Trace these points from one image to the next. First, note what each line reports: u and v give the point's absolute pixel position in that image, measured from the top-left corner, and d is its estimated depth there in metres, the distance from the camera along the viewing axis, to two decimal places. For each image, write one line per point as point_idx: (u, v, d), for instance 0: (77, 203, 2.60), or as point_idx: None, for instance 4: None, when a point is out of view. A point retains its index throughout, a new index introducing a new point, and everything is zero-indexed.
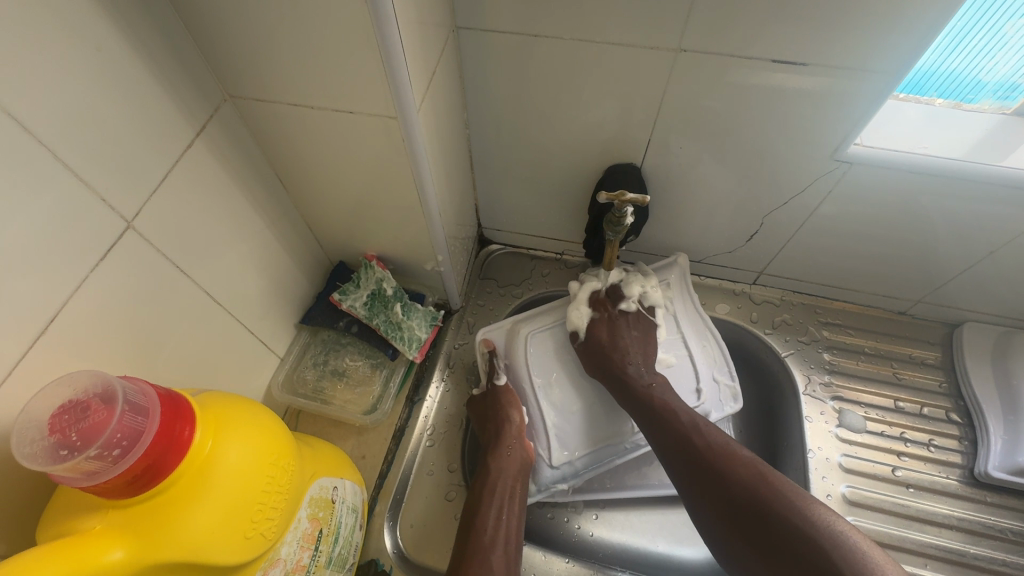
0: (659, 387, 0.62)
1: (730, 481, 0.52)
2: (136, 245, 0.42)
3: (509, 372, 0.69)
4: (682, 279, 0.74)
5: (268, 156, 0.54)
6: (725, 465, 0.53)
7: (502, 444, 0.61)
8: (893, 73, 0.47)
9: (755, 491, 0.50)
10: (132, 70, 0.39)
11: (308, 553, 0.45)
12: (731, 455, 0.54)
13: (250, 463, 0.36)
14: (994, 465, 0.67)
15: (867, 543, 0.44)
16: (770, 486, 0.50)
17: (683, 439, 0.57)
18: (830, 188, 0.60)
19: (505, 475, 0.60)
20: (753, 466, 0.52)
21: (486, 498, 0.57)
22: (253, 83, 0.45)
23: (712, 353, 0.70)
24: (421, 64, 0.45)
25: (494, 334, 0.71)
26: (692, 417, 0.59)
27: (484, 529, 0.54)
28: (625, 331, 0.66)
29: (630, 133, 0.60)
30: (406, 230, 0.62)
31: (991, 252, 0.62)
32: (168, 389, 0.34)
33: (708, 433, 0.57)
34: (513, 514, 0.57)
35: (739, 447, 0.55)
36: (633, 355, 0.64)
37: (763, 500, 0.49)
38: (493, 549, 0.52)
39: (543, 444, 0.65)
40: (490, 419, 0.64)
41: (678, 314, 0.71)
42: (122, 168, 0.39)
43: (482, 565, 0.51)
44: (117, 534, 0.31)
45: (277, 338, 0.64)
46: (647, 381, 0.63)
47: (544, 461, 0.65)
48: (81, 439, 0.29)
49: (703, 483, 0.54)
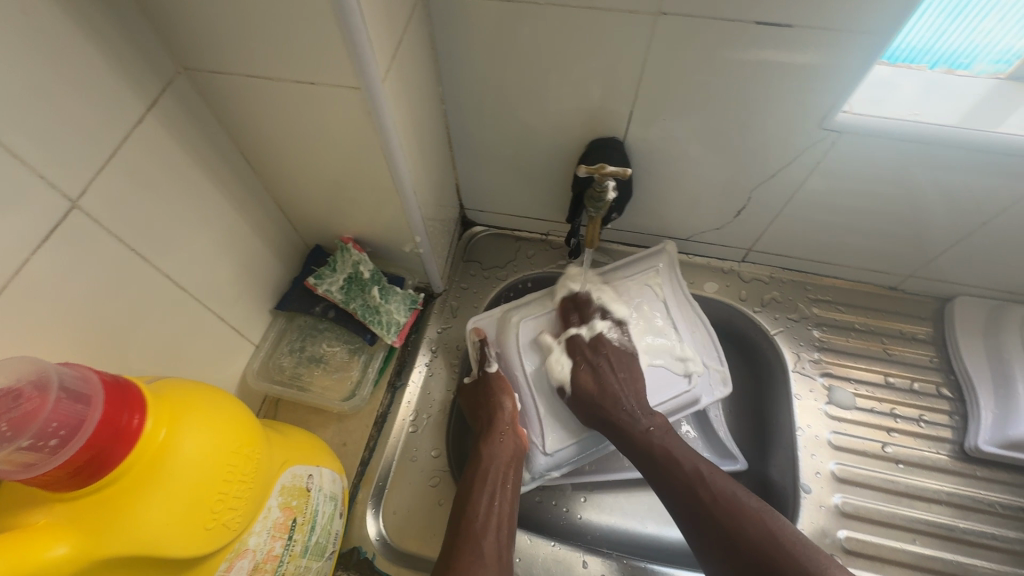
0: (658, 431, 0.59)
1: (740, 540, 0.49)
2: (87, 227, 0.39)
3: (501, 362, 0.67)
4: (671, 267, 0.72)
5: (231, 133, 0.51)
6: (734, 521, 0.50)
7: (495, 431, 0.60)
8: (884, 34, 0.45)
9: (766, 557, 0.47)
10: (68, 37, 0.36)
11: (281, 543, 0.43)
12: (738, 510, 0.51)
13: (210, 453, 0.35)
14: (984, 438, 0.66)
15: None
16: (784, 551, 0.47)
17: (688, 490, 0.54)
18: (819, 159, 0.58)
19: (497, 462, 0.58)
20: (763, 522, 0.49)
21: (477, 487, 0.56)
22: (206, 53, 0.43)
23: (702, 338, 0.68)
24: (384, 32, 0.42)
25: (485, 323, 0.69)
26: (696, 463, 0.55)
27: (475, 517, 0.53)
28: (609, 376, 0.62)
29: (612, 105, 0.58)
30: (381, 210, 0.59)
31: (983, 224, 0.61)
32: (114, 375, 0.32)
33: (714, 481, 0.53)
34: (505, 502, 0.55)
35: (749, 499, 0.51)
36: (621, 397, 0.60)
37: (777, 567, 0.46)
38: (484, 537, 0.52)
39: (535, 432, 0.64)
40: (481, 406, 0.63)
41: (669, 302, 0.69)
42: (63, 143, 0.37)
43: (472, 554, 0.50)
44: (64, 527, 0.30)
45: (252, 325, 0.62)
46: (643, 426, 0.59)
47: (538, 449, 0.63)
48: (12, 428, 0.28)
49: (711, 540, 0.51)
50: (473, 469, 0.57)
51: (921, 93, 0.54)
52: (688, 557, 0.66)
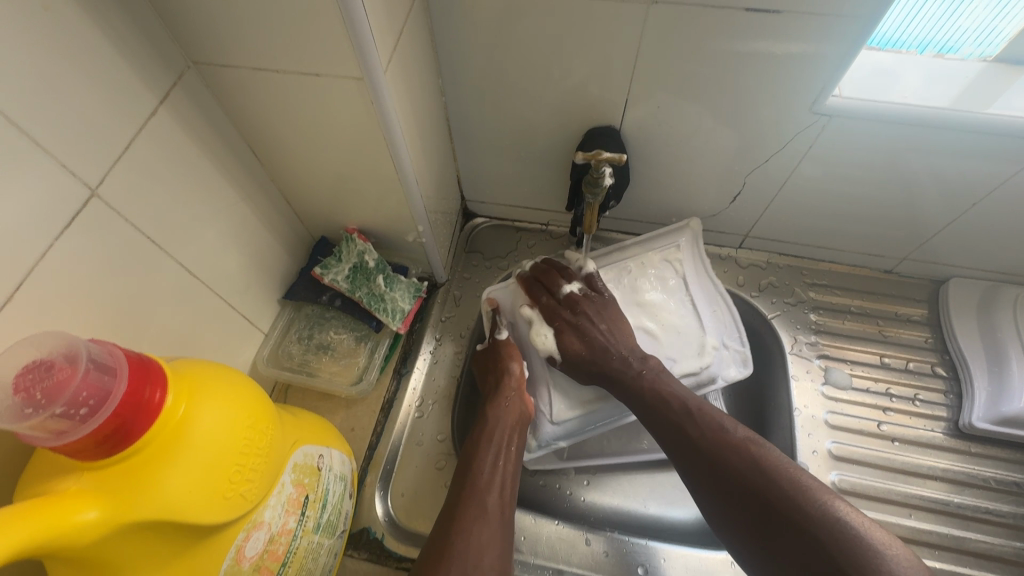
0: (649, 373, 0.60)
1: (726, 469, 0.50)
2: (104, 213, 0.41)
3: (513, 330, 0.70)
4: (695, 244, 0.72)
5: (238, 126, 0.53)
6: (721, 452, 0.51)
7: (501, 395, 0.62)
8: (870, 18, 0.46)
9: (751, 480, 0.48)
10: (85, 33, 0.37)
11: (294, 518, 0.45)
12: (725, 438, 0.52)
13: (227, 427, 0.36)
14: (978, 416, 0.67)
15: (867, 524, 0.44)
16: (767, 475, 0.48)
17: (677, 426, 0.55)
18: (811, 144, 0.59)
19: (503, 423, 0.59)
20: (748, 451, 0.50)
21: (484, 443, 0.57)
22: (215, 48, 0.44)
23: (723, 319, 0.69)
24: (385, 24, 0.44)
25: (500, 293, 0.71)
26: (683, 400, 0.56)
27: (479, 474, 0.54)
28: (593, 329, 0.63)
29: (607, 94, 0.59)
30: (384, 201, 0.61)
31: (973, 205, 0.62)
32: (138, 352, 0.34)
33: (702, 417, 0.54)
34: (509, 463, 0.57)
35: (733, 430, 0.53)
36: (612, 343, 0.62)
37: (763, 492, 0.47)
38: (488, 493, 0.53)
39: (543, 400, 0.66)
40: (491, 370, 0.65)
41: (689, 279, 0.70)
42: (82, 135, 0.38)
43: (477, 507, 0.51)
44: (92, 495, 0.31)
45: (261, 314, 0.64)
46: (634, 369, 0.60)
47: (545, 417, 0.66)
48: (47, 396, 0.30)
49: (701, 473, 0.52)
50: (479, 429, 0.59)
51: (910, 76, 0.55)
52: (689, 535, 0.68)
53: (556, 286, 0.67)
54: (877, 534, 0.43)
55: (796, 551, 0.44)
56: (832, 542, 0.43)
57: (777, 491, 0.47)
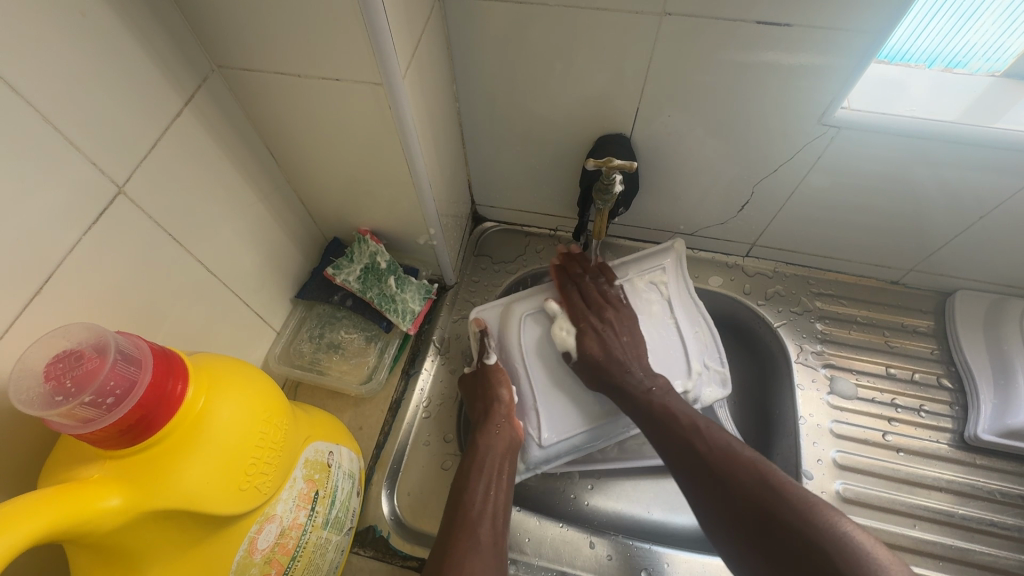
0: (659, 391, 0.61)
1: (732, 485, 0.51)
2: (129, 210, 0.42)
3: (501, 353, 0.68)
4: (679, 263, 0.72)
5: (258, 128, 0.54)
6: (729, 470, 0.52)
7: (491, 423, 0.61)
8: (878, 32, 0.47)
9: (760, 497, 0.48)
10: (117, 36, 0.39)
11: (305, 512, 0.46)
12: (732, 458, 0.52)
13: (244, 422, 0.37)
14: (983, 428, 0.67)
15: (873, 543, 0.43)
16: (775, 493, 0.48)
17: (685, 443, 0.56)
18: (819, 154, 0.60)
19: (493, 452, 0.59)
20: (756, 468, 0.51)
21: (474, 475, 0.57)
22: (239, 53, 0.46)
23: (705, 338, 0.68)
24: (404, 32, 0.45)
25: (487, 313, 0.70)
26: (691, 418, 0.57)
27: (470, 506, 0.55)
28: (614, 343, 0.64)
29: (618, 103, 0.60)
30: (398, 204, 0.62)
31: (980, 217, 0.62)
32: (162, 345, 0.35)
33: (710, 435, 0.55)
34: (500, 492, 0.57)
35: (740, 447, 0.53)
36: (632, 364, 0.62)
37: (771, 510, 0.47)
38: (480, 524, 0.53)
39: (533, 423, 0.64)
40: (480, 397, 0.64)
41: (673, 300, 0.69)
42: (112, 135, 0.40)
43: (469, 539, 0.51)
44: (115, 482, 0.32)
45: (274, 312, 0.65)
46: (646, 386, 0.61)
47: (534, 441, 0.64)
48: (76, 385, 0.31)
49: (708, 491, 0.52)
50: (469, 459, 0.59)
51: (921, 90, 0.56)
52: (693, 542, 0.68)
53: (590, 289, 0.68)
54: (883, 555, 0.41)
55: (800, 572, 0.43)
56: (834, 558, 0.42)
57: (781, 507, 0.47)
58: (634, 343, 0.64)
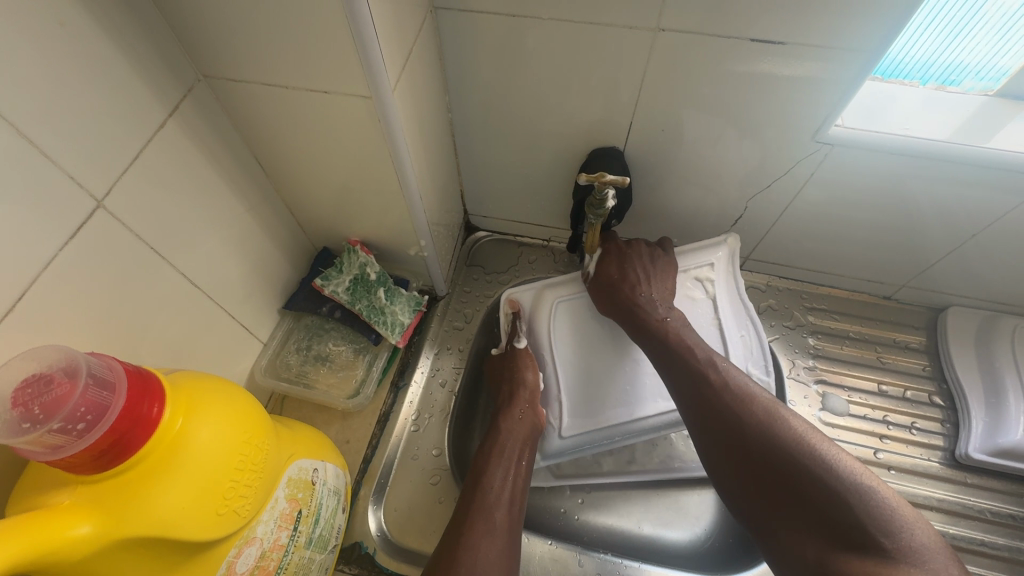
0: (674, 321, 0.60)
1: (747, 427, 0.48)
2: (108, 225, 0.41)
3: (530, 337, 0.68)
4: (731, 262, 0.68)
5: (245, 137, 0.53)
6: (744, 411, 0.50)
7: (515, 407, 0.61)
8: (874, 51, 0.47)
9: (774, 440, 0.47)
10: (98, 46, 0.38)
11: (286, 533, 0.45)
12: (749, 401, 0.51)
13: (223, 442, 0.36)
14: (975, 446, 0.67)
15: (894, 498, 0.42)
16: (793, 437, 0.46)
17: (700, 381, 0.54)
18: (813, 170, 0.60)
19: (513, 438, 0.58)
20: (774, 413, 0.49)
21: (493, 459, 0.56)
22: (226, 63, 0.45)
23: (750, 344, 0.65)
24: (395, 45, 0.44)
25: (521, 295, 0.70)
26: (708, 352, 0.56)
27: (488, 490, 0.52)
28: (636, 266, 0.64)
29: (612, 117, 0.60)
30: (389, 216, 0.61)
31: (973, 236, 0.62)
32: (138, 366, 0.34)
33: (726, 370, 0.54)
34: (518, 477, 0.55)
35: (758, 391, 0.52)
36: (642, 286, 0.63)
37: (787, 451, 0.45)
38: (496, 508, 0.51)
39: (554, 413, 0.64)
40: (507, 379, 0.64)
41: (720, 301, 0.66)
42: (92, 148, 0.39)
43: (484, 522, 0.49)
44: (85, 509, 0.31)
45: (260, 324, 0.64)
46: (660, 314, 0.60)
47: (555, 431, 0.63)
48: (44, 412, 0.30)
49: (718, 428, 0.50)
50: (491, 442, 0.58)
51: (914, 108, 0.56)
52: (683, 559, 0.67)
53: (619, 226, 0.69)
54: (904, 509, 0.41)
55: (813, 517, 0.42)
56: (856, 507, 0.41)
57: (807, 455, 0.45)
58: (653, 269, 0.64)
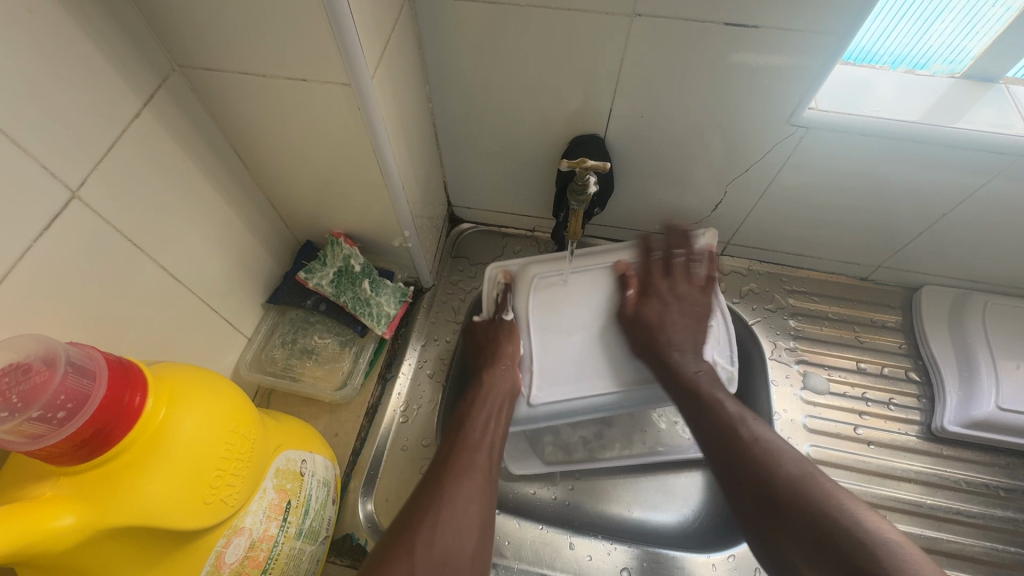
0: (706, 376, 0.59)
1: (772, 483, 0.48)
2: (84, 217, 0.41)
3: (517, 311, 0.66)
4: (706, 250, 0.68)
5: (222, 128, 0.53)
6: (769, 464, 0.49)
7: (498, 364, 0.60)
8: (844, 33, 0.48)
9: (800, 499, 0.46)
10: (68, 34, 0.37)
11: (276, 524, 0.45)
12: (776, 454, 0.50)
13: (208, 432, 0.36)
14: (950, 419, 0.69)
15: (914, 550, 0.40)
16: (815, 494, 0.46)
17: (728, 432, 0.54)
18: (789, 153, 0.61)
19: (496, 391, 0.59)
20: (801, 469, 0.48)
21: (475, 407, 0.57)
22: (201, 51, 0.44)
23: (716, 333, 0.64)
24: (372, 32, 0.44)
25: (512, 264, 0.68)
26: (739, 407, 0.56)
27: (468, 436, 0.54)
28: (672, 312, 0.63)
29: (592, 104, 0.60)
30: (372, 208, 0.61)
31: (944, 215, 0.64)
32: (118, 356, 0.34)
33: (754, 425, 0.54)
34: (500, 425, 0.57)
35: (787, 448, 0.51)
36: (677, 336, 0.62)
37: (808, 511, 0.45)
38: (478, 450, 0.53)
39: (527, 382, 0.61)
40: (489, 342, 0.64)
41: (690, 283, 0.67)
42: (64, 138, 0.38)
43: (466, 461, 0.51)
44: (68, 500, 0.31)
45: (244, 319, 0.63)
46: (692, 368, 0.60)
47: (525, 399, 0.61)
48: (24, 400, 0.30)
49: (746, 481, 0.50)
50: (473, 390, 0.59)
51: (885, 90, 0.57)
52: (672, 539, 0.69)
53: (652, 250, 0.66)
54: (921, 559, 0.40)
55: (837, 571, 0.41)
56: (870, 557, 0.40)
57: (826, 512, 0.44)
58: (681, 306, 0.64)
